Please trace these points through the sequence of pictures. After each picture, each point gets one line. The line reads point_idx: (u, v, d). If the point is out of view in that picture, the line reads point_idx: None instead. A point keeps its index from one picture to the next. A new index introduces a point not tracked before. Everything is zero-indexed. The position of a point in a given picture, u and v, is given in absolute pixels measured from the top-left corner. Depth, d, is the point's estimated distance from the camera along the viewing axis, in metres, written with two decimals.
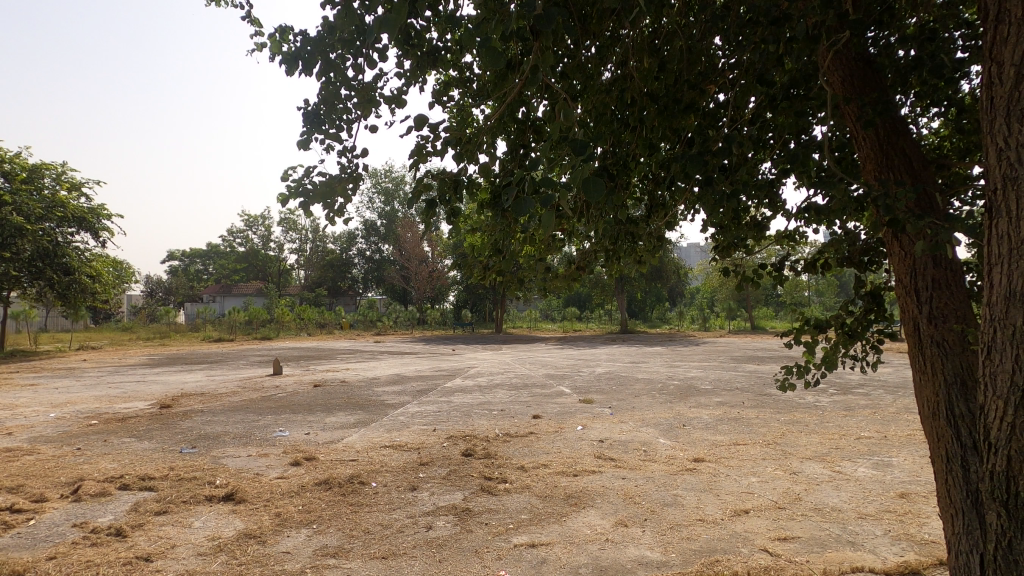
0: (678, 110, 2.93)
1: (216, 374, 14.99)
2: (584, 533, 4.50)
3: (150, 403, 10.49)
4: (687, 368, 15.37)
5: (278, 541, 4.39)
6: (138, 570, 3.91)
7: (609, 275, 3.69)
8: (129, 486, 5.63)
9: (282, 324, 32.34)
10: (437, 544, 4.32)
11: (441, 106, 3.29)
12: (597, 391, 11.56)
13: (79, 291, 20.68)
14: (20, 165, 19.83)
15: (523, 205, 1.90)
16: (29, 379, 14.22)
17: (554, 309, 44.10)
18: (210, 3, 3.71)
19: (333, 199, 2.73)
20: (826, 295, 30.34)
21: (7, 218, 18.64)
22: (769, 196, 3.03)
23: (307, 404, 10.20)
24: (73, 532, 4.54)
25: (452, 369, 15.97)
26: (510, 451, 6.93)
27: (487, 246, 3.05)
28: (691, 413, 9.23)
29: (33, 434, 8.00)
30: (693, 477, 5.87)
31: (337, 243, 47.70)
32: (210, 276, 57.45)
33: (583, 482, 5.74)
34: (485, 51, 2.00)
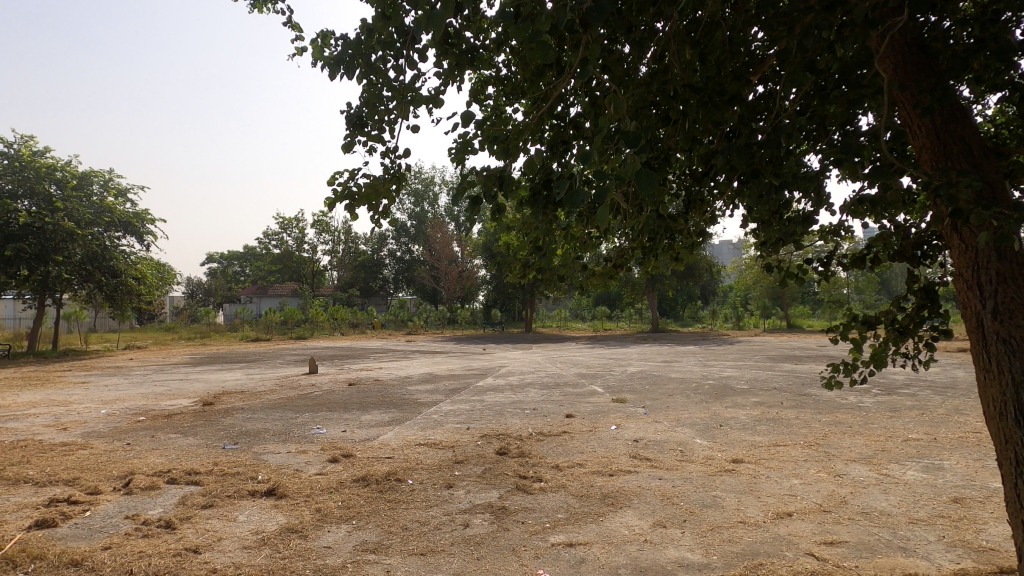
0: (723, 101, 2.86)
1: (253, 373, 15.37)
2: (622, 533, 4.46)
3: (193, 400, 10.81)
4: (722, 367, 15.06)
5: (319, 536, 4.47)
6: (187, 561, 4.03)
7: (644, 273, 3.62)
8: (177, 480, 5.83)
9: (315, 323, 32.95)
10: (474, 541, 4.33)
11: (475, 105, 3.33)
12: (630, 390, 11.44)
13: (126, 293, 21.56)
14: (71, 173, 20.72)
15: (575, 197, 1.93)
16: (81, 377, 14.86)
17: (583, 309, 43.82)
18: (251, 9, 3.84)
19: (378, 201, 2.84)
20: (866, 294, 29.44)
21: (59, 224, 19.54)
22: (816, 189, 2.92)
23: (343, 402, 10.39)
24: (126, 524, 4.72)
25: (483, 368, 16.00)
26: (545, 450, 6.90)
27: (526, 245, 3.04)
28: (728, 413, 9.04)
29: (86, 429, 8.36)
30: (732, 478, 5.75)
31: (368, 244, 48.47)
32: (247, 278, 58.95)
33: (619, 482, 5.68)
34: (533, 45, 2.03)
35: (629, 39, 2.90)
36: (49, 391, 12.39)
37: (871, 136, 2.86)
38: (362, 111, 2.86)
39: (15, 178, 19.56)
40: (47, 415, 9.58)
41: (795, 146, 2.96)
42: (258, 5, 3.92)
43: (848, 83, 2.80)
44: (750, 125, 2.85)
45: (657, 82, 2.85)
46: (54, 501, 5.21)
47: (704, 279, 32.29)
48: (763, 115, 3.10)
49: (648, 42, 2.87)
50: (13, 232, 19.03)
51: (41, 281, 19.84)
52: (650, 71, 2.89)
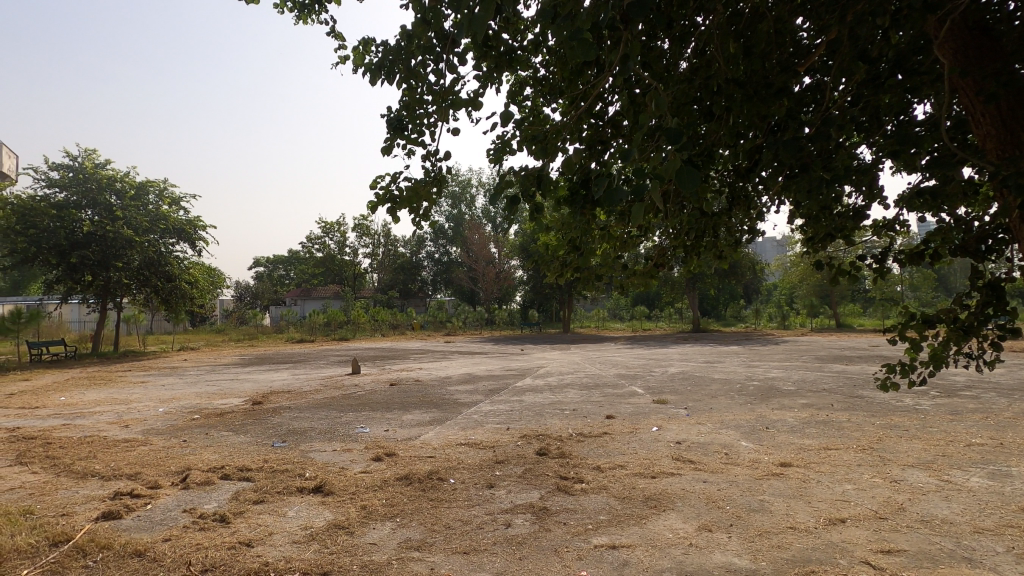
0: (770, 94, 2.79)
1: (299, 373, 15.84)
2: (666, 536, 4.39)
3: (243, 400, 11.20)
4: (767, 368, 14.63)
5: (365, 532, 4.57)
6: (242, 554, 4.19)
7: (687, 272, 3.54)
8: (229, 476, 6.07)
9: (357, 324, 33.66)
10: (517, 541, 4.35)
11: (513, 106, 3.36)
12: (671, 391, 11.26)
13: (180, 296, 22.61)
14: (129, 183, 21.76)
15: (613, 195, 1.91)
16: (139, 377, 15.64)
17: (622, 309, 43.40)
18: (296, 19, 3.99)
19: (419, 204, 2.91)
20: (922, 291, 28.01)
21: (119, 231, 20.63)
22: (869, 182, 2.81)
23: (385, 402, 10.58)
24: (184, 517, 4.94)
25: (521, 368, 16.02)
26: (585, 451, 6.87)
27: (566, 245, 3.03)
28: (775, 415, 8.77)
29: (146, 426, 8.79)
30: (780, 483, 5.58)
31: (407, 246, 49.18)
32: (292, 281, 60.75)
33: (662, 484, 5.59)
34: (571, 44, 2.03)
35: (667, 36, 2.89)
36: (112, 390, 13.09)
37: (930, 125, 2.75)
38: (402, 114, 2.93)
39: (79, 189, 20.79)
40: (110, 412, 10.13)
41: (846, 138, 2.86)
42: (302, 16, 4.07)
43: (904, 70, 2.71)
44: (799, 119, 2.78)
45: (700, 77, 2.82)
46: (118, 494, 5.51)
47: (747, 278, 31.47)
48: (811, 107, 3.03)
49: (690, 37, 2.87)
50: (78, 239, 20.23)
51: (103, 286, 20.97)
52: (691, 66, 2.87)
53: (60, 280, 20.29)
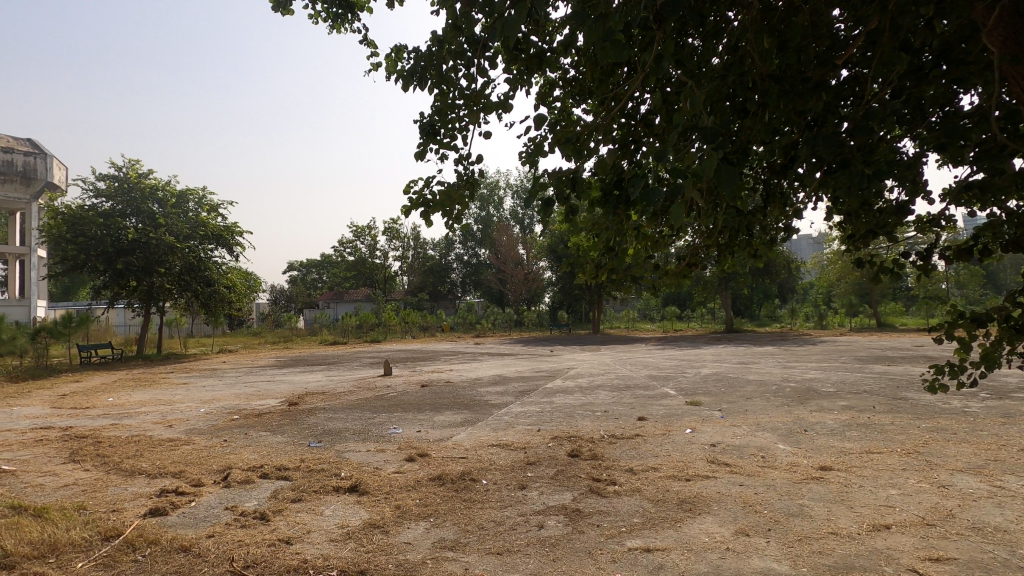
0: (807, 88, 2.74)
1: (333, 374, 16.15)
2: (702, 540, 4.32)
3: (280, 401, 11.47)
4: (805, 369, 14.21)
5: (400, 531, 4.64)
6: (281, 551, 4.30)
7: (721, 271, 3.49)
8: (269, 475, 6.24)
9: (388, 327, 34.12)
10: (550, 543, 4.35)
11: (543, 108, 3.39)
12: (704, 392, 11.09)
13: (219, 300, 23.32)
14: (170, 192, 22.53)
15: (649, 196, 1.94)
16: (182, 378, 16.20)
17: (652, 310, 42.92)
18: (331, 29, 4.10)
19: (452, 207, 2.97)
20: (970, 288, 26.85)
21: (162, 238, 21.39)
22: (912, 177, 2.72)
23: (416, 403, 10.70)
24: (226, 514, 5.09)
25: (552, 370, 15.94)
26: (617, 453, 6.81)
27: (598, 245, 3.03)
28: (813, 417, 8.54)
29: (188, 426, 9.10)
30: (820, 487, 5.43)
31: (436, 249, 49.64)
32: (324, 284, 61.91)
33: (697, 487, 5.51)
34: (605, 45, 2.06)
35: (699, 32, 2.87)
36: (157, 391, 13.59)
37: (976, 117, 2.65)
38: (434, 120, 2.98)
39: (124, 199, 21.67)
40: (154, 413, 10.52)
41: (886, 132, 2.78)
42: (336, 25, 4.17)
43: (949, 60, 2.63)
44: (838, 113, 2.71)
45: (733, 73, 2.79)
46: (164, 491, 5.71)
47: (781, 277, 30.76)
48: (850, 100, 2.94)
49: (721, 33, 2.84)
50: (123, 246, 21.10)
51: (147, 291, 21.78)
52: (724, 62, 2.85)
53: (107, 286, 21.21)
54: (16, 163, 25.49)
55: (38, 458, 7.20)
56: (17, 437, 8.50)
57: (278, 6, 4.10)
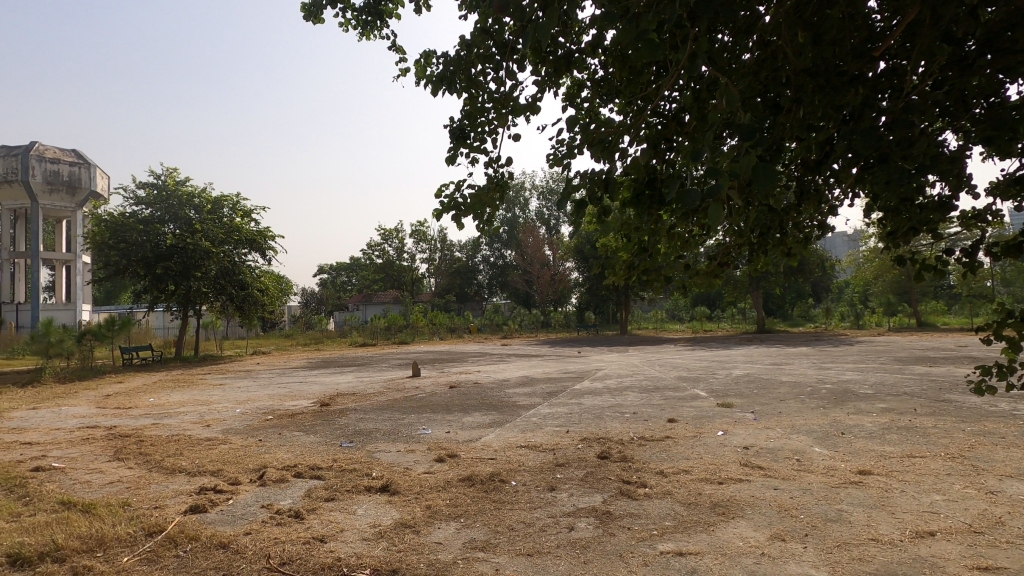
0: (843, 81, 2.68)
1: (363, 376, 16.40)
2: (736, 545, 4.24)
3: (312, 402, 11.70)
4: (842, 370, 13.82)
5: (431, 531, 4.68)
6: (315, 549, 4.38)
7: (754, 271, 3.44)
8: (303, 474, 6.37)
9: (417, 328, 34.46)
10: (580, 545, 4.33)
11: (570, 107, 3.40)
12: (736, 394, 10.87)
13: (252, 303, 23.90)
14: (206, 198, 23.14)
15: (686, 197, 1.96)
16: (219, 380, 16.66)
17: (681, 310, 42.32)
18: (361, 37, 4.17)
19: (483, 210, 3.01)
20: (1017, 286, 25.72)
21: (198, 243, 22.02)
22: (955, 170, 2.62)
23: (445, 404, 10.78)
24: (262, 512, 5.22)
25: (579, 371, 15.86)
26: (648, 455, 6.74)
27: (629, 245, 3.02)
28: (850, 419, 8.31)
29: (225, 426, 9.35)
30: (859, 491, 5.27)
31: (463, 251, 49.91)
32: (354, 287, 62.76)
33: (730, 491, 5.41)
34: (638, 44, 2.07)
35: (729, 28, 2.84)
36: (195, 392, 14.02)
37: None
38: (464, 124, 3.03)
39: (162, 206, 22.44)
40: (193, 413, 10.84)
41: (926, 125, 2.69)
42: (365, 32, 4.25)
43: (996, 49, 2.51)
44: (876, 108, 2.64)
45: (766, 70, 2.77)
46: (203, 489, 5.88)
47: (815, 276, 29.96)
48: (889, 93, 2.84)
49: (753, 27, 2.80)
50: (162, 251, 21.80)
51: (184, 294, 22.47)
52: (756, 57, 2.82)
53: (147, 290, 21.98)
54: (62, 173, 26.70)
55: (85, 456, 7.50)
56: (66, 435, 8.86)
57: (310, 15, 4.19)
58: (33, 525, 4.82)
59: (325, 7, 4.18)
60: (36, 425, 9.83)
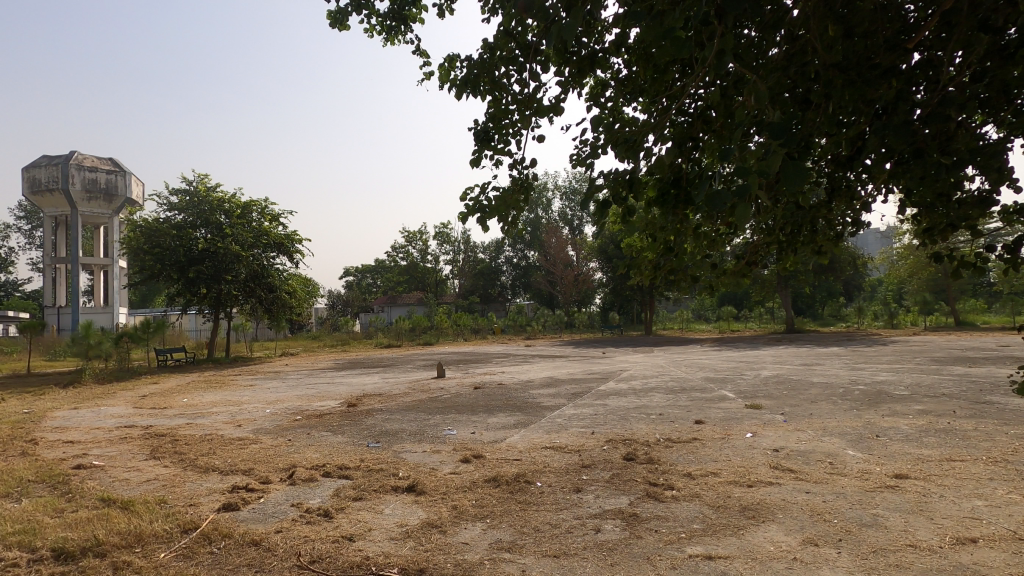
0: (876, 75, 2.62)
1: (388, 377, 16.55)
2: (767, 549, 4.16)
3: (339, 402, 11.88)
4: (875, 371, 13.44)
5: (458, 532, 4.71)
6: (344, 547, 4.45)
7: (783, 270, 3.37)
8: (331, 473, 6.47)
9: (441, 329, 34.64)
10: (607, 547, 4.30)
11: (594, 107, 3.40)
12: (765, 395, 10.67)
13: (281, 305, 24.36)
14: (236, 203, 23.66)
15: (715, 199, 1.94)
16: (248, 380, 17.04)
17: (707, 310, 41.71)
18: (386, 42, 4.24)
19: (508, 212, 3.03)
20: None
21: (228, 248, 22.55)
22: (996, 163, 2.53)
23: (470, 405, 10.81)
24: (292, 511, 5.32)
25: (604, 372, 15.75)
26: (674, 457, 6.66)
27: (655, 246, 3.00)
28: (885, 422, 8.07)
29: (256, 426, 9.56)
30: (895, 496, 5.12)
31: (486, 252, 50.06)
32: (378, 289, 63.34)
33: (760, 494, 5.31)
34: (664, 42, 2.06)
35: (756, 22, 2.81)
36: (226, 392, 14.35)
37: None
38: (488, 126, 3.06)
39: (194, 211, 23.03)
40: (225, 413, 11.10)
41: (965, 117, 2.61)
42: (390, 37, 4.31)
43: None
44: (909, 100, 2.58)
45: (795, 64, 2.72)
46: (236, 487, 6.02)
47: (846, 274, 29.19)
48: (923, 85, 2.76)
49: (781, 22, 2.76)
50: (194, 255, 22.41)
51: (216, 297, 23.03)
52: (784, 53, 2.78)
53: (180, 293, 22.61)
54: (99, 181, 27.66)
55: (123, 454, 7.75)
56: (104, 434, 9.17)
57: (336, 22, 4.27)
58: (75, 521, 5.00)
59: (351, 14, 4.25)
60: (77, 424, 10.19)
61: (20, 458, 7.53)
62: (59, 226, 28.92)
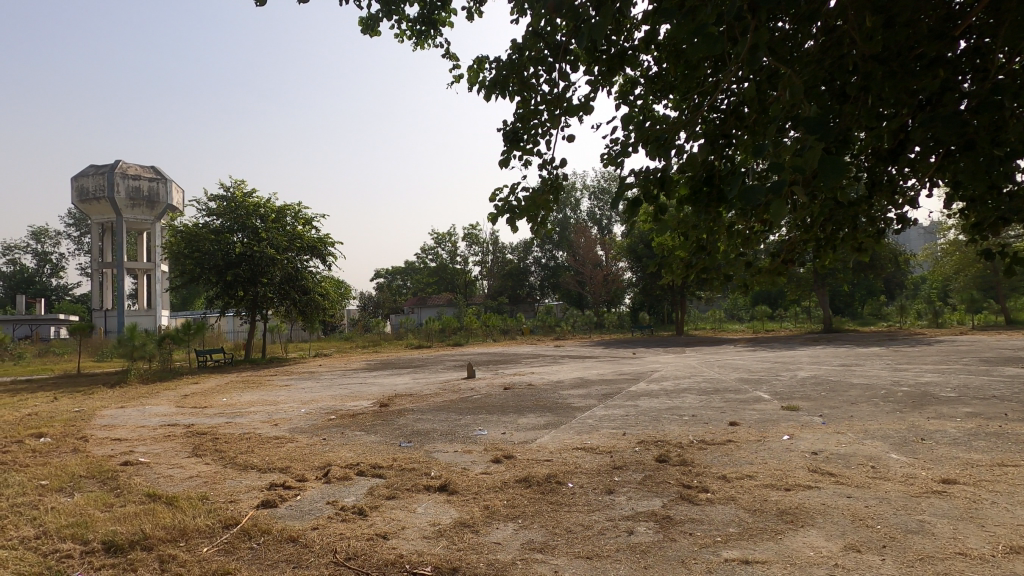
0: (918, 66, 2.53)
1: (419, 377, 16.71)
2: (806, 554, 4.05)
3: (372, 402, 12.07)
4: (919, 372, 12.96)
5: (490, 531, 4.73)
6: (379, 545, 4.52)
7: (820, 267, 3.28)
8: (364, 472, 6.58)
9: (470, 330, 34.79)
10: (640, 549, 4.26)
11: (624, 105, 3.38)
12: (802, 397, 10.41)
13: (314, 307, 24.87)
14: (270, 208, 24.24)
15: (749, 194, 1.91)
16: (284, 381, 17.44)
17: (740, 310, 40.87)
18: (417, 45, 4.30)
19: (537, 212, 3.04)
20: None
21: (264, 251, 23.15)
22: None
23: (501, 406, 10.84)
24: (328, 508, 5.43)
25: (635, 372, 15.64)
26: (708, 459, 6.56)
27: (688, 244, 2.96)
28: (931, 425, 7.76)
29: (292, 425, 9.79)
30: (944, 502, 4.92)
31: (515, 253, 50.09)
32: (408, 291, 63.97)
33: (798, 498, 5.18)
34: (694, 38, 2.04)
35: (791, 15, 2.75)
36: (263, 392, 14.72)
37: None
38: (517, 127, 3.08)
39: (231, 216, 23.69)
40: (262, 412, 11.40)
41: (1016, 106, 2.49)
42: (420, 41, 4.38)
43: None
44: (957, 91, 2.48)
45: (831, 57, 2.66)
46: (274, 485, 6.19)
47: (888, 271, 28.17)
48: (970, 75, 2.66)
49: (817, 14, 2.70)
50: (232, 259, 23.12)
51: (252, 300, 23.65)
52: (820, 44, 2.72)
53: (219, 296, 23.31)
54: (142, 188, 28.73)
55: (166, 452, 8.04)
56: (149, 432, 9.53)
57: (367, 28, 4.34)
58: (123, 516, 5.20)
59: (381, 20, 4.31)
60: (125, 422, 10.64)
61: (72, 454, 7.89)
62: (106, 232, 30.16)
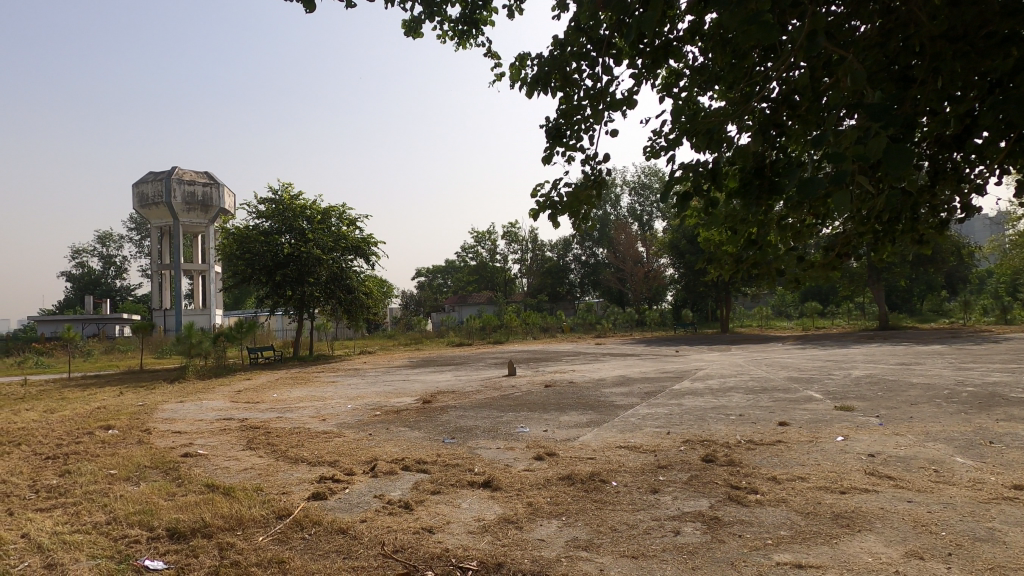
0: (991, 46, 2.36)
1: (461, 374, 16.88)
2: (864, 561, 3.88)
3: (415, 399, 12.28)
4: (985, 371, 12.23)
5: (534, 528, 4.74)
6: (425, 539, 4.60)
7: (876, 260, 3.13)
8: (409, 467, 6.71)
9: (510, 328, 34.93)
10: (687, 551, 4.18)
11: (668, 97, 3.32)
12: (857, 396, 9.98)
13: (359, 306, 25.54)
14: (316, 210, 24.92)
15: (808, 186, 1.84)
16: (330, 378, 17.97)
17: (788, 306, 39.52)
18: (458, 44, 4.32)
19: (580, 207, 3.04)
20: None
21: (310, 252, 23.88)
22: None
23: (542, 403, 10.84)
24: (374, 502, 5.55)
25: (678, 370, 15.35)
26: (756, 459, 6.39)
27: (736, 237, 2.88)
28: (1001, 427, 7.30)
29: (339, 420, 10.08)
30: (1016, 509, 4.62)
31: (554, 250, 49.90)
32: (449, 289, 64.70)
33: (854, 501, 4.97)
34: (747, 26, 1.98)
35: None
36: (311, 389, 15.20)
37: None
38: (560, 123, 3.08)
39: (279, 218, 24.49)
40: (311, 408, 11.78)
41: None
42: (463, 40, 4.40)
43: None
44: None
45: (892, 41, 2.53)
46: (323, 478, 6.37)
47: (949, 266, 26.67)
48: None
49: None
50: (281, 260, 23.94)
51: (300, 299, 24.42)
52: (879, 27, 2.59)
53: (268, 296, 24.16)
54: (197, 194, 30.15)
55: (223, 445, 8.40)
56: (206, 426, 10.00)
57: (410, 31, 4.41)
58: (185, 504, 5.47)
59: (424, 22, 4.36)
60: (184, 416, 11.19)
61: (137, 445, 8.35)
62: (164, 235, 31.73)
